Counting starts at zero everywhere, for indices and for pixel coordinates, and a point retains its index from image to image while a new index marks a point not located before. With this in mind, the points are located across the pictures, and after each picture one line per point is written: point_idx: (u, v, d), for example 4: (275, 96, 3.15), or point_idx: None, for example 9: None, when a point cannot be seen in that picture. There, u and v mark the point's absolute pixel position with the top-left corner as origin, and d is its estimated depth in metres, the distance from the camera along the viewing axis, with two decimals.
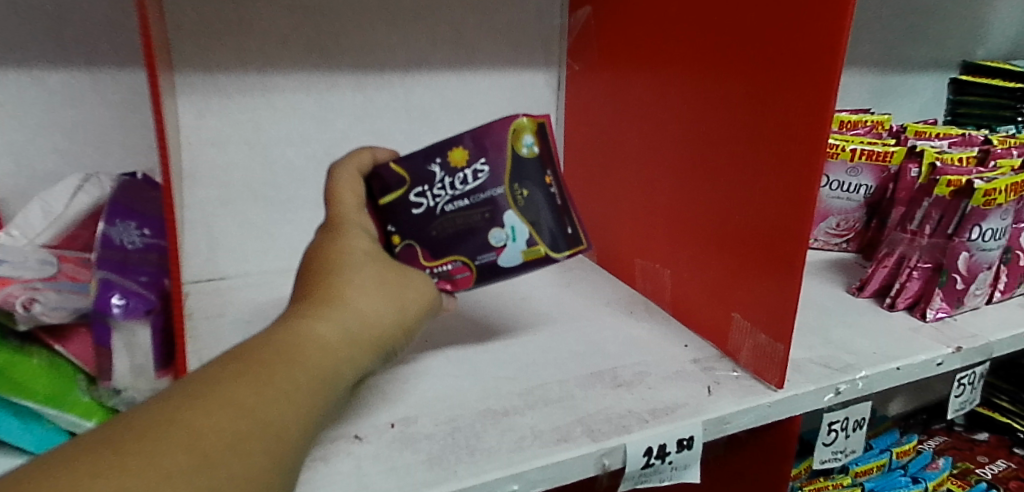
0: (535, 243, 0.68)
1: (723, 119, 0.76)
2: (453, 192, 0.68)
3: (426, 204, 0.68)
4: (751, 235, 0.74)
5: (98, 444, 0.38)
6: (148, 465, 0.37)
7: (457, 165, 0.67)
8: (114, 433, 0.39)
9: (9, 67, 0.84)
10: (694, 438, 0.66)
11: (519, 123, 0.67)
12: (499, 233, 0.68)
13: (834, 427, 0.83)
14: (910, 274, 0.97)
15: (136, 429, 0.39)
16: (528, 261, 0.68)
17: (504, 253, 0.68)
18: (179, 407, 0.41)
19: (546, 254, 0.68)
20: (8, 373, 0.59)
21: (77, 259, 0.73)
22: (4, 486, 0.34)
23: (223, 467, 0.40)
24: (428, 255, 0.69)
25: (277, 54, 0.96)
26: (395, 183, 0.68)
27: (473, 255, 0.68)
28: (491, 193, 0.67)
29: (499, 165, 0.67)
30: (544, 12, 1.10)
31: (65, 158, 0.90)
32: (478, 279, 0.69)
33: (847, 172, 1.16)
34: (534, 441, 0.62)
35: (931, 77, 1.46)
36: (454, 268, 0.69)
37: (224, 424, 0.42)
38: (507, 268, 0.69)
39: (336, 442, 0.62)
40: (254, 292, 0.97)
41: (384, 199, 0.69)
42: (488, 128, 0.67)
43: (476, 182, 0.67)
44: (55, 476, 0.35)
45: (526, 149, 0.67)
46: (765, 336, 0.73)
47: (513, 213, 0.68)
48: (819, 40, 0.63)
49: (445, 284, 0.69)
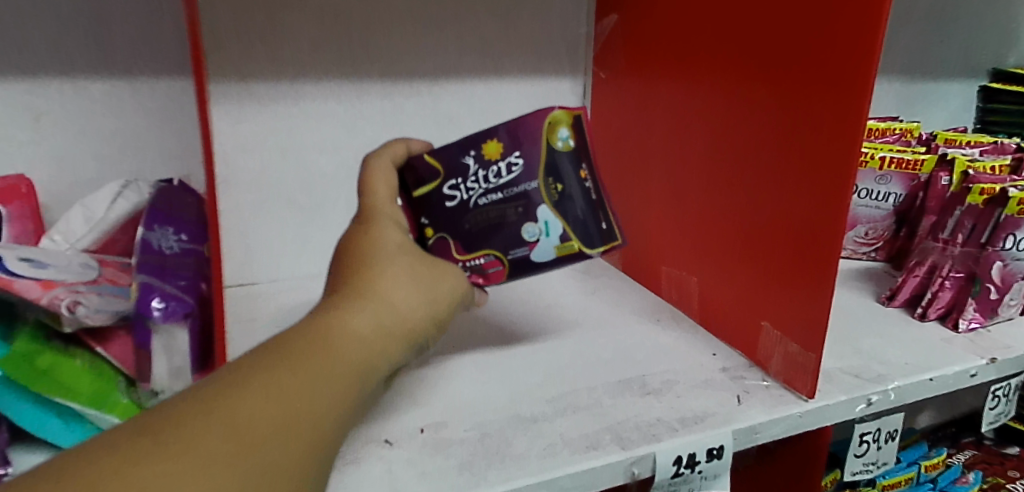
0: (569, 238, 0.69)
1: (753, 123, 0.76)
2: (487, 185, 0.68)
3: (459, 197, 0.69)
4: (781, 239, 0.73)
5: (137, 434, 0.38)
6: (185, 455, 0.38)
7: (492, 158, 0.68)
8: (155, 421, 0.40)
9: (53, 76, 0.86)
10: (724, 447, 0.66)
11: (554, 116, 0.68)
12: (532, 227, 0.68)
13: (866, 438, 0.82)
14: (942, 284, 0.95)
15: (172, 420, 0.40)
16: (561, 256, 0.69)
17: (538, 248, 0.69)
18: (218, 398, 0.42)
19: (579, 249, 0.69)
20: (50, 374, 0.62)
21: (116, 263, 0.75)
22: (45, 473, 0.35)
23: (259, 459, 0.41)
24: (461, 248, 0.69)
25: (309, 63, 0.97)
26: (429, 175, 0.69)
27: (506, 248, 0.69)
28: (525, 187, 0.68)
29: (534, 158, 0.68)
30: (571, 19, 1.10)
31: (104, 165, 0.92)
32: (510, 274, 0.70)
33: (876, 180, 1.15)
34: (564, 448, 0.62)
35: (960, 85, 1.44)
36: (487, 262, 0.69)
37: (258, 416, 0.42)
38: (540, 263, 0.69)
39: (367, 445, 0.63)
40: (285, 298, 0.98)
41: (419, 191, 0.69)
42: (524, 120, 0.68)
43: (510, 175, 0.68)
44: (98, 461, 0.36)
45: (560, 142, 0.68)
46: (796, 344, 0.72)
47: (547, 208, 0.68)
48: (855, 45, 0.62)
49: (477, 278, 0.69)
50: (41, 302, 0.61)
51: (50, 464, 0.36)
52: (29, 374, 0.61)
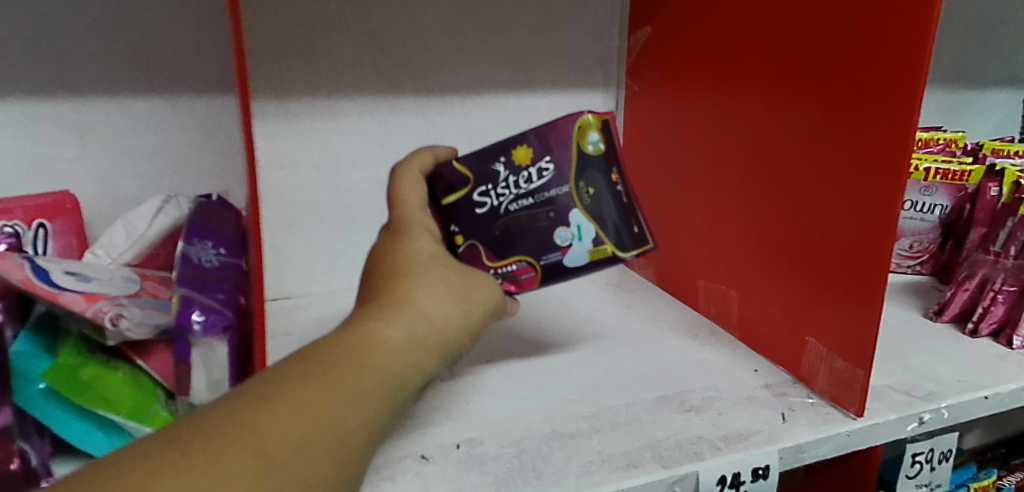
0: (602, 241, 0.68)
1: (795, 134, 0.74)
2: (517, 191, 0.68)
3: (490, 203, 0.68)
4: (825, 251, 0.71)
5: (168, 443, 0.38)
6: (214, 464, 0.38)
7: (522, 164, 0.68)
8: (184, 432, 0.39)
9: (98, 96, 0.88)
10: (770, 467, 0.64)
11: (585, 120, 0.67)
12: (565, 232, 0.68)
13: (918, 459, 0.78)
14: (994, 298, 0.91)
15: (204, 428, 0.40)
16: (595, 260, 0.68)
17: (570, 253, 0.68)
18: (247, 408, 0.42)
19: (613, 253, 0.68)
20: (92, 388, 0.63)
21: (157, 277, 0.76)
22: (79, 479, 0.36)
23: (288, 469, 0.41)
24: (492, 255, 0.68)
25: (344, 81, 0.98)
26: (458, 183, 0.69)
27: (538, 254, 0.68)
28: (555, 192, 0.68)
29: (565, 163, 0.67)
30: (603, 33, 1.10)
31: (145, 182, 0.94)
32: (543, 280, 0.68)
33: (921, 191, 1.12)
34: (603, 466, 0.61)
35: (1007, 93, 1.40)
36: (519, 269, 0.68)
37: (290, 426, 0.42)
38: (574, 268, 0.68)
39: (402, 461, 0.62)
40: (319, 312, 0.98)
41: (447, 199, 0.69)
42: (553, 125, 0.67)
43: (540, 181, 0.68)
44: (125, 473, 0.36)
45: (591, 146, 0.67)
46: (843, 361, 0.70)
47: (579, 212, 0.67)
48: (902, 57, 0.60)
49: (510, 286, 0.68)
50: (86, 315, 0.62)
51: (83, 472, 0.36)
52: (72, 386, 0.63)
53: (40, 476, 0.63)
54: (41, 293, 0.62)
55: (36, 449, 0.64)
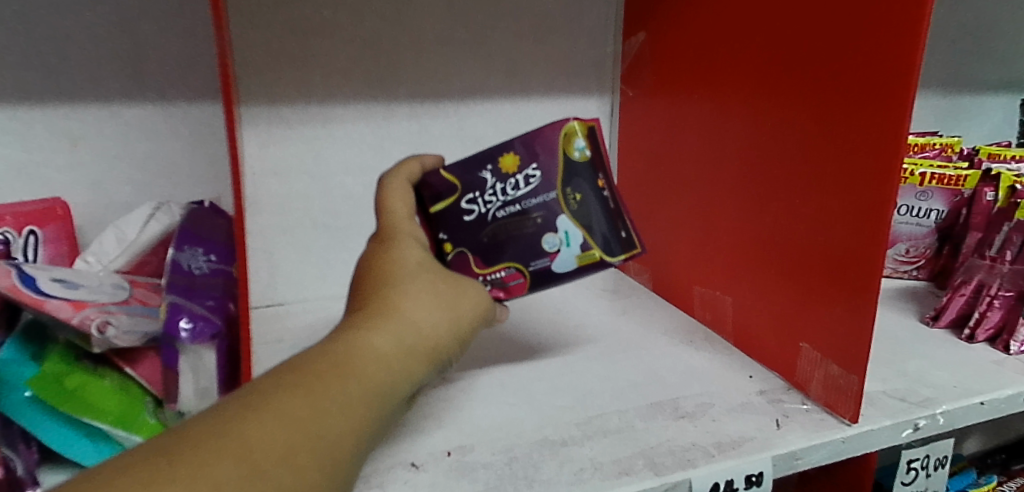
0: (589, 247, 0.67)
1: (788, 139, 0.74)
2: (504, 198, 0.68)
3: (477, 211, 0.68)
4: (819, 257, 0.71)
5: (154, 454, 0.38)
6: (200, 475, 0.37)
7: (509, 171, 0.68)
8: (169, 443, 0.39)
9: (90, 103, 0.88)
10: (763, 474, 0.63)
11: (570, 127, 0.67)
12: (552, 238, 0.67)
13: (914, 466, 0.77)
14: (991, 303, 0.91)
15: (190, 440, 0.39)
16: (583, 265, 0.67)
17: (558, 258, 0.67)
18: (235, 418, 0.41)
19: (601, 258, 0.67)
20: (77, 395, 0.63)
21: (147, 284, 0.76)
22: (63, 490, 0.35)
23: (275, 478, 0.40)
24: (481, 262, 0.68)
25: (338, 86, 0.98)
26: (446, 190, 0.68)
27: (526, 260, 0.68)
28: (543, 198, 0.67)
29: (552, 170, 0.67)
30: (598, 39, 1.10)
31: (138, 189, 0.93)
32: (532, 286, 0.68)
33: (916, 197, 1.11)
34: (594, 473, 0.60)
35: (1003, 99, 1.40)
36: (508, 275, 0.68)
37: (277, 435, 0.42)
38: (562, 273, 0.68)
39: (393, 469, 0.62)
40: (310, 318, 0.98)
41: (435, 207, 0.68)
42: (539, 132, 0.67)
43: (528, 187, 0.67)
44: (107, 484, 0.35)
45: (577, 152, 0.67)
46: (837, 367, 0.69)
47: (566, 218, 0.67)
48: (892, 64, 0.60)
49: (499, 293, 0.68)
50: (72, 322, 0.62)
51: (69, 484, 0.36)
52: (57, 393, 0.63)
53: (27, 484, 0.62)
54: (26, 301, 0.61)
55: (22, 458, 0.63)
